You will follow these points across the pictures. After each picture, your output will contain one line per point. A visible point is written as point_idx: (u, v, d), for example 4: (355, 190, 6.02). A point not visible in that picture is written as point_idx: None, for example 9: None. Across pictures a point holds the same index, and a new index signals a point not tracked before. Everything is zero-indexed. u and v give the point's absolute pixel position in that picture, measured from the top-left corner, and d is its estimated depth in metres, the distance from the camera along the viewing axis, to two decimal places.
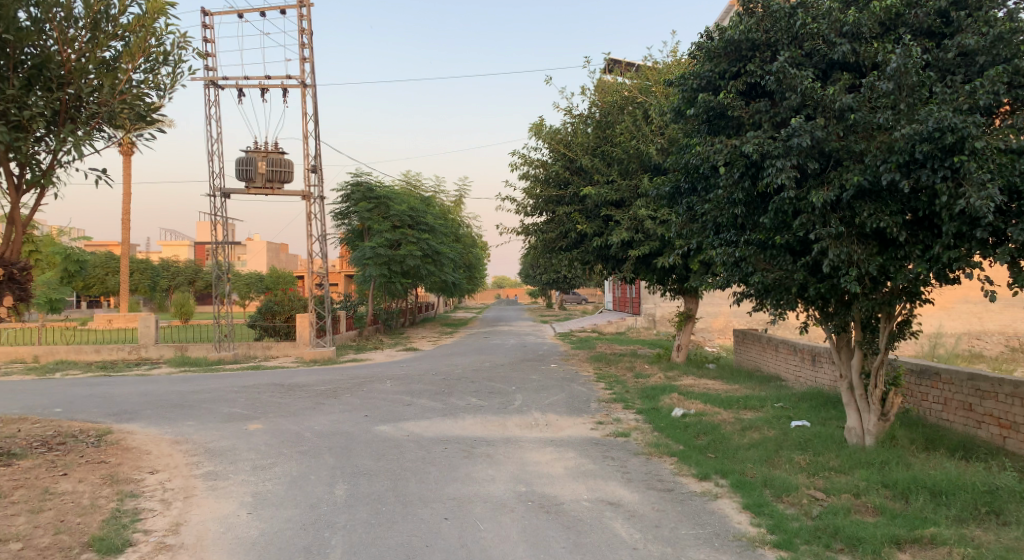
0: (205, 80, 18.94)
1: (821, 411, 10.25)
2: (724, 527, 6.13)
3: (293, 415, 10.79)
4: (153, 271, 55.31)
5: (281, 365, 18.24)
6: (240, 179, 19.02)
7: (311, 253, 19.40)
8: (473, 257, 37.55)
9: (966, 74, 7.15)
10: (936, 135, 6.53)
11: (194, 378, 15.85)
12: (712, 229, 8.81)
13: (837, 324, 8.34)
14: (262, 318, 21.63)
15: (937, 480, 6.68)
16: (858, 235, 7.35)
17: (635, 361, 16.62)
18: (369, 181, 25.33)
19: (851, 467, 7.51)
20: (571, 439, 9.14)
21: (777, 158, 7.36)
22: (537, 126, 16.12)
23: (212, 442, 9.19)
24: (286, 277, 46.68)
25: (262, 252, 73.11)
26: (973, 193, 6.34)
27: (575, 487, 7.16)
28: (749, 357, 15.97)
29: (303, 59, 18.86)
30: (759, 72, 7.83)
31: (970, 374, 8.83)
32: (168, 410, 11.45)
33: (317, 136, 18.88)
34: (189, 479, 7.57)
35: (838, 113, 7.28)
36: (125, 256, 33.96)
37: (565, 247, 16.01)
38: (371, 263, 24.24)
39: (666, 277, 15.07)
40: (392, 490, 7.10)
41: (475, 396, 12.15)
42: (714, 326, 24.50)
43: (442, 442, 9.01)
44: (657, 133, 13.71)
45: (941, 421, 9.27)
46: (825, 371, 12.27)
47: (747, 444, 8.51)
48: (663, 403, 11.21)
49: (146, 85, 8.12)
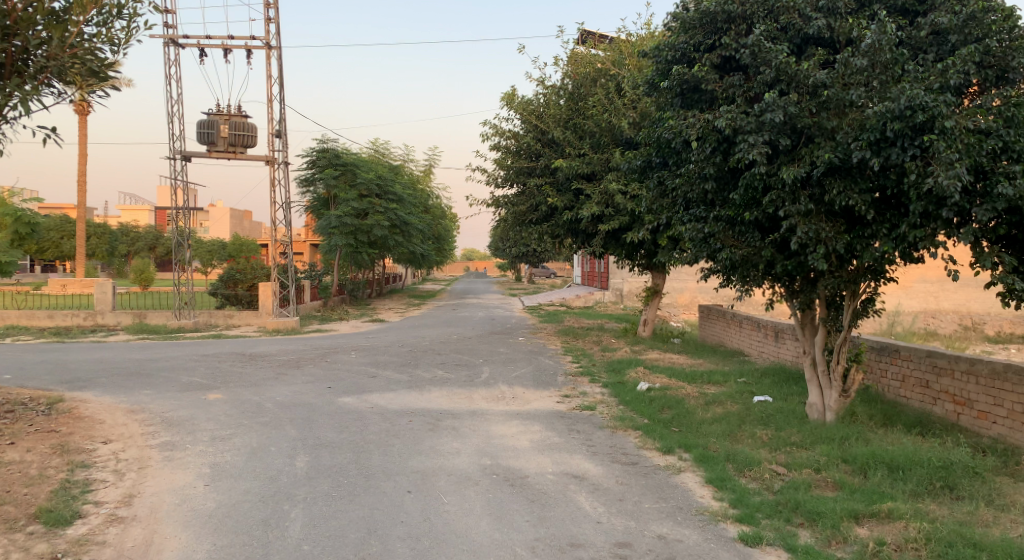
0: (165, 38, 18.33)
1: (784, 387, 10.35)
2: (687, 501, 6.14)
3: (254, 385, 10.59)
4: (111, 236, 54.00)
5: (243, 334, 17.96)
6: (202, 143, 18.52)
7: (274, 221, 19.01)
8: (441, 229, 37.37)
9: (938, 53, 7.17)
10: (907, 113, 6.52)
11: (152, 346, 15.50)
12: (683, 205, 8.77)
13: (802, 301, 8.36)
14: (223, 286, 21.18)
15: (894, 455, 6.75)
16: (827, 213, 7.35)
17: (602, 336, 16.65)
18: (336, 148, 24.82)
19: (812, 442, 7.56)
20: (537, 412, 9.11)
21: (750, 134, 7.30)
22: (509, 96, 15.88)
23: (169, 412, 8.98)
24: (250, 245, 45.99)
25: (226, 219, 71.85)
26: (941, 172, 6.33)
27: (540, 461, 7.11)
28: (714, 333, 16.11)
29: (269, 20, 18.34)
30: (734, 45, 7.75)
31: (928, 351, 8.95)
32: (124, 378, 11.17)
33: (282, 100, 18.44)
34: (144, 449, 7.38)
35: (812, 89, 7.25)
36: (81, 220, 33.05)
37: (535, 220, 15.92)
38: (337, 233, 23.91)
39: (635, 252, 15.08)
40: (354, 462, 6.99)
41: (441, 368, 12.06)
42: (680, 301, 24.68)
43: (407, 414, 8.92)
44: (629, 107, 13.62)
45: (899, 397, 9.42)
46: (788, 348, 12.41)
47: (711, 419, 8.55)
48: (628, 377, 11.24)
49: (99, 39, 7.77)
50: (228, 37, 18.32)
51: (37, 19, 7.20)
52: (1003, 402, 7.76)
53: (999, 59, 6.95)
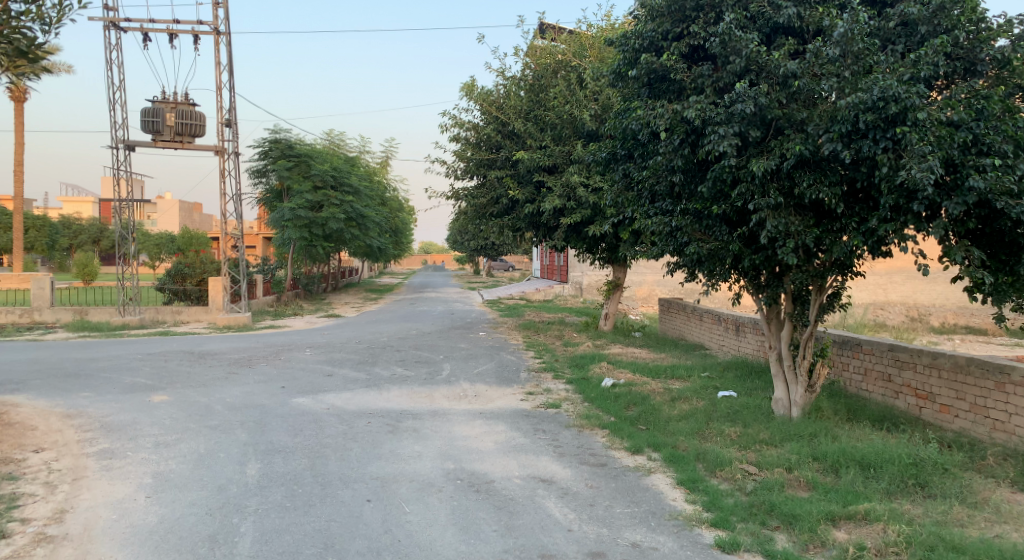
0: (105, 21, 17.54)
1: (748, 382, 10.26)
2: (659, 505, 5.94)
3: (202, 386, 10.11)
4: (51, 229, 51.92)
5: (191, 331, 17.33)
6: (146, 132, 17.80)
7: (224, 213, 18.37)
8: (399, 221, 36.87)
9: (907, 44, 7.07)
10: (880, 104, 6.40)
11: (93, 344, 14.80)
12: (647, 198, 8.55)
13: (768, 296, 8.21)
14: (170, 281, 20.37)
15: (865, 452, 6.63)
16: (796, 206, 7.21)
17: (563, 330, 16.46)
18: (289, 138, 24.14)
19: (781, 440, 7.41)
20: (500, 411, 8.85)
21: (719, 125, 7.11)
22: (468, 87, 15.51)
23: (109, 416, 8.48)
24: (200, 238, 44.74)
25: (174, 211, 69.97)
26: (914, 164, 6.20)
27: (505, 463, 6.85)
28: (674, 326, 16.02)
29: (216, 5, 17.65)
30: (703, 34, 7.57)
31: (890, 344, 8.91)
32: (61, 380, 10.58)
33: (232, 88, 17.79)
34: (79, 459, 6.93)
35: (782, 79, 7.10)
36: (19, 214, 31.54)
37: (496, 213, 15.62)
38: (290, 225, 23.31)
39: (597, 246, 14.90)
40: (310, 469, 6.63)
41: (400, 366, 11.70)
42: (639, 294, 24.68)
43: (365, 415, 8.56)
44: (591, 99, 13.42)
45: (861, 391, 9.38)
46: (749, 341, 12.36)
47: (678, 416, 8.38)
48: (592, 373, 11.05)
49: (27, 17, 7.23)
50: (173, 22, 17.60)
51: None
52: (965, 396, 7.73)
53: (967, 51, 6.87)
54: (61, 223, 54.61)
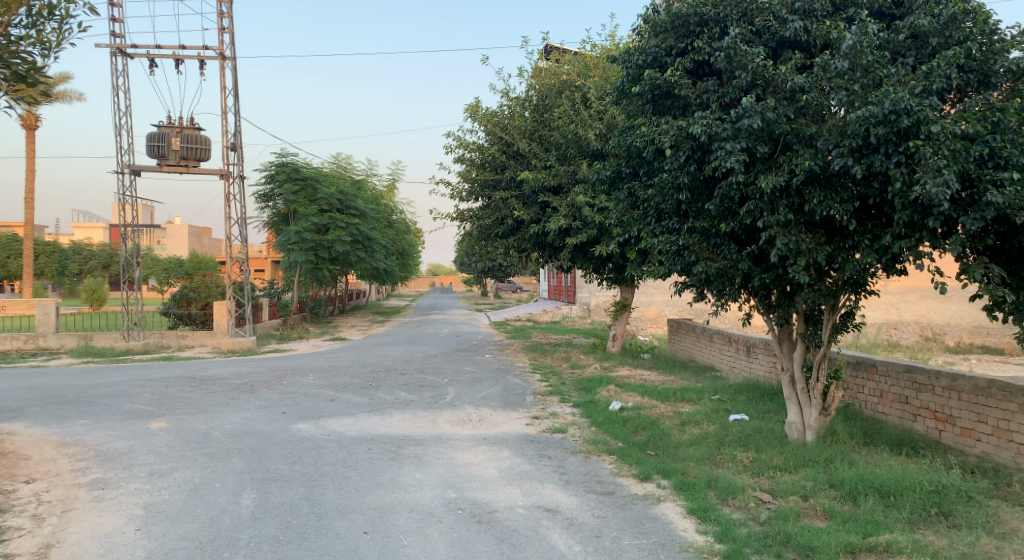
0: (112, 48, 17.61)
1: (760, 404, 9.98)
2: (668, 536, 5.70)
3: (202, 412, 9.91)
4: (61, 254, 52.13)
5: (195, 356, 17.19)
6: (152, 156, 17.76)
7: (229, 237, 18.29)
8: (405, 243, 36.79)
9: (918, 57, 6.89)
10: (891, 117, 6.21)
11: (96, 370, 14.66)
12: (653, 216, 8.36)
13: (780, 316, 7.97)
14: (176, 306, 20.31)
15: (884, 479, 6.36)
16: (806, 224, 7.01)
17: (570, 352, 16.21)
18: (296, 162, 23.99)
19: (795, 466, 7.14)
20: (505, 436, 8.62)
21: (726, 140, 6.94)
22: (473, 108, 15.42)
23: (105, 444, 8.30)
24: (209, 263, 44.81)
25: (184, 235, 70.25)
26: (928, 179, 5.99)
27: (509, 492, 6.60)
28: (683, 348, 15.75)
29: (222, 30, 17.70)
30: (707, 48, 7.42)
31: (906, 366, 8.64)
32: (59, 407, 10.40)
33: (237, 111, 17.77)
34: (71, 489, 6.74)
35: (789, 93, 6.92)
36: (30, 241, 31.53)
37: (501, 234, 15.45)
38: (297, 248, 23.23)
39: (604, 266, 14.68)
40: (306, 499, 6.41)
41: (404, 390, 11.48)
42: (648, 315, 24.43)
43: (366, 442, 8.34)
44: (596, 118, 13.30)
45: (877, 414, 9.09)
46: (761, 363, 12.08)
47: (688, 441, 8.12)
48: (600, 396, 10.80)
49: (26, 42, 7.14)
50: (179, 47, 17.64)
51: None
52: (987, 418, 7.45)
53: (980, 63, 6.65)
54: (71, 249, 54.86)
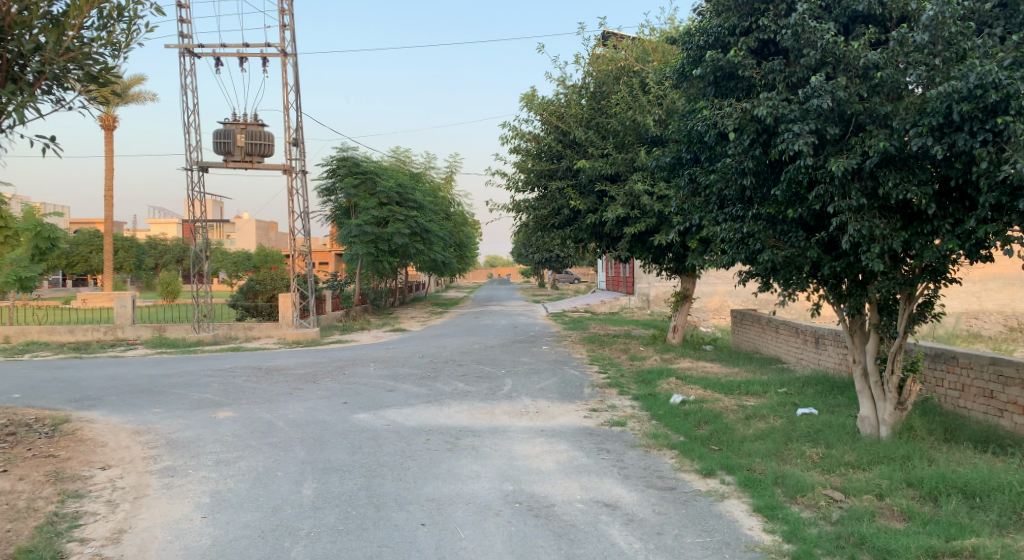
0: (180, 48, 18.06)
1: (830, 398, 9.58)
2: (734, 534, 5.49)
3: (267, 402, 10.07)
4: (138, 250, 54.19)
5: (261, 347, 17.58)
6: (218, 152, 18.14)
7: (292, 230, 18.61)
8: (464, 235, 36.90)
9: (1006, 27, 6.46)
10: (976, 93, 5.84)
11: (168, 361, 15.09)
12: (716, 204, 8.08)
13: (851, 306, 7.61)
14: (243, 298, 20.79)
15: (967, 479, 6.00)
16: (880, 208, 6.66)
17: (630, 343, 15.94)
18: (356, 156, 24.26)
19: (869, 463, 6.82)
20: (563, 428, 8.48)
21: (793, 122, 6.62)
22: (529, 97, 15.26)
23: (175, 432, 8.50)
24: (276, 256, 45.90)
25: (252, 230, 72.16)
26: (1019, 157, 5.62)
27: (567, 486, 6.47)
28: (748, 339, 15.31)
29: (283, 27, 17.94)
30: (773, 27, 7.08)
31: (991, 358, 8.16)
32: (134, 396, 10.72)
33: (299, 107, 18.03)
34: (142, 476, 6.90)
35: (863, 71, 6.59)
36: (108, 237, 32.36)
37: (558, 225, 15.27)
38: (357, 241, 23.47)
39: (663, 255, 14.38)
40: (365, 489, 6.41)
41: (463, 381, 11.44)
42: (710, 305, 23.91)
43: (424, 432, 8.31)
44: (654, 104, 13.02)
45: (958, 409, 8.62)
46: (830, 354, 11.63)
47: (754, 435, 7.84)
48: (660, 388, 10.55)
49: (98, 43, 7.30)
50: (243, 45, 17.96)
51: (31, 22, 6.75)
52: None
53: None
54: (147, 244, 56.97)
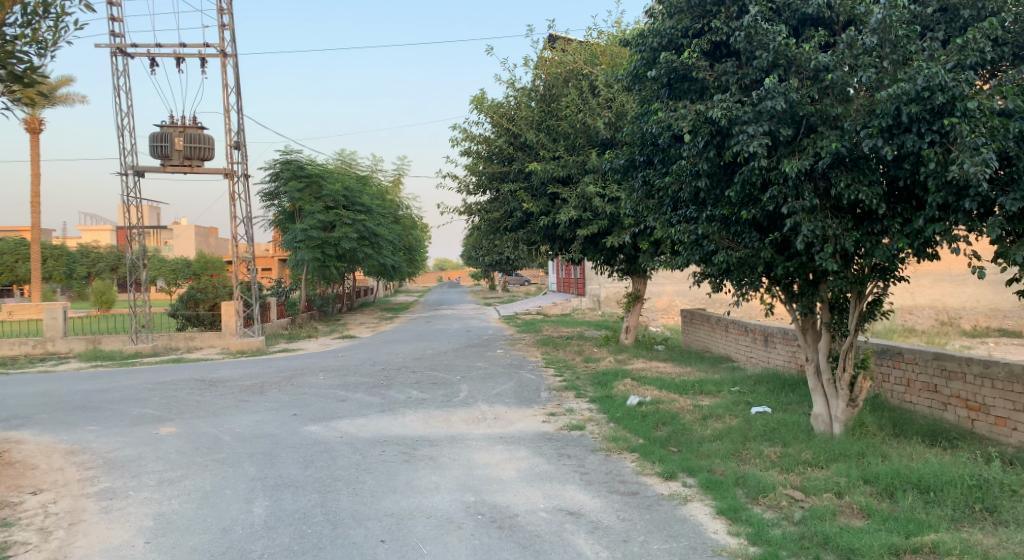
0: (112, 48, 17.39)
1: (782, 396, 9.70)
2: (700, 539, 5.45)
3: (211, 416, 9.69)
4: (69, 258, 52.06)
5: (204, 357, 17.03)
6: (155, 156, 17.54)
7: (235, 236, 18.08)
8: (412, 238, 36.53)
9: (948, 31, 6.58)
10: (924, 95, 5.94)
11: (104, 374, 14.46)
12: (670, 205, 8.08)
13: (804, 305, 7.68)
14: (183, 307, 20.09)
15: (921, 473, 6.09)
16: (832, 208, 6.72)
17: (583, 345, 15.93)
18: (300, 159, 23.75)
19: (826, 460, 6.88)
20: (521, 434, 8.37)
21: (747, 124, 6.65)
22: (478, 99, 15.14)
23: (113, 451, 8.09)
24: (216, 263, 44.68)
25: (190, 236, 70.20)
26: (966, 158, 5.73)
27: (529, 494, 6.36)
28: (698, 338, 15.45)
29: (222, 27, 17.43)
30: (725, 29, 7.12)
31: (935, 353, 8.35)
32: (67, 413, 10.19)
33: (240, 109, 17.53)
34: (78, 500, 6.53)
35: (813, 73, 6.65)
36: (37, 246, 31.02)
37: (510, 227, 15.18)
38: (303, 246, 22.98)
39: (615, 257, 14.43)
40: (320, 506, 6.18)
41: (416, 388, 11.23)
42: (659, 305, 24.14)
43: (379, 444, 8.10)
44: (604, 107, 13.06)
45: (904, 404, 8.80)
46: (779, 352, 11.79)
47: (711, 436, 7.85)
48: (616, 390, 10.53)
49: (21, 40, 6.89)
50: (180, 45, 17.37)
51: None
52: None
53: (1015, 35, 6.34)
54: (80, 252, 54.91)
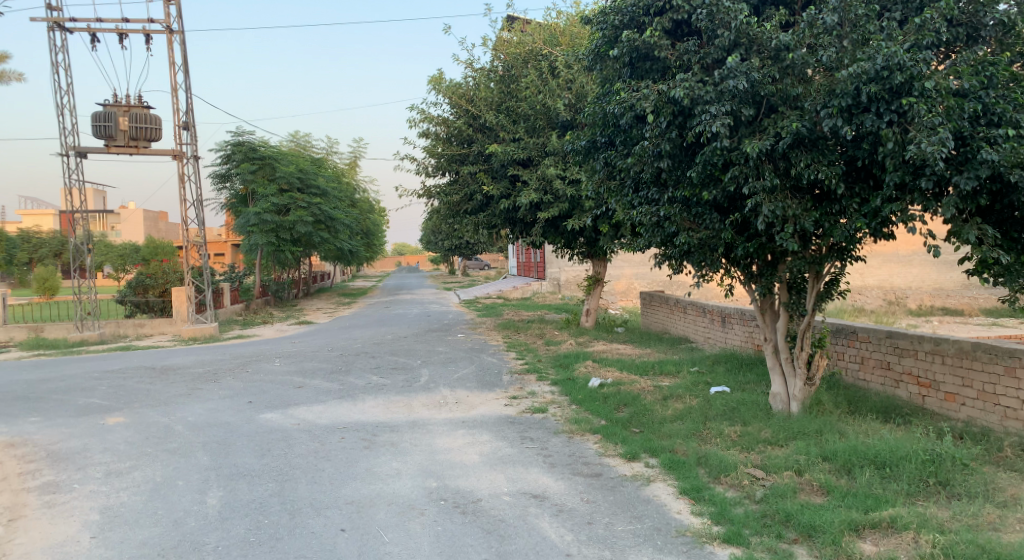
0: (49, 22, 16.68)
1: (741, 375, 9.79)
2: (663, 519, 5.45)
3: (162, 405, 9.40)
4: (9, 243, 50.22)
5: (154, 345, 16.58)
6: (98, 137, 16.90)
7: (185, 220, 17.58)
8: (370, 223, 36.09)
9: (904, 11, 6.61)
10: (883, 74, 5.97)
11: (48, 363, 13.96)
12: (631, 187, 8.03)
13: (762, 286, 7.72)
14: (132, 293, 19.49)
15: (878, 449, 6.16)
16: (792, 189, 6.73)
17: (543, 328, 15.91)
18: (253, 141, 23.18)
19: (785, 438, 6.94)
20: (483, 418, 8.29)
21: (709, 104, 6.62)
22: (436, 79, 14.91)
23: (57, 443, 7.79)
24: (166, 248, 43.51)
25: (139, 221, 68.32)
26: (923, 138, 5.78)
27: (492, 478, 6.29)
28: (657, 320, 15.54)
29: (168, 2, 16.82)
30: (687, 7, 7.09)
31: (888, 331, 8.48)
32: (8, 404, 9.79)
33: (188, 88, 16.99)
34: (19, 495, 6.25)
35: (774, 52, 6.66)
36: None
37: (470, 210, 15.03)
38: (257, 230, 22.50)
39: (575, 240, 14.39)
40: (277, 495, 6.02)
41: (376, 373, 11.07)
42: (618, 288, 24.28)
43: (339, 430, 7.94)
44: (564, 88, 12.97)
45: (858, 381, 8.94)
46: (737, 332, 11.91)
47: (672, 416, 7.87)
48: (578, 372, 10.52)
49: None
50: (123, 21, 16.71)
51: None
52: (972, 382, 7.33)
53: (970, 16, 6.41)
54: (20, 237, 52.95)
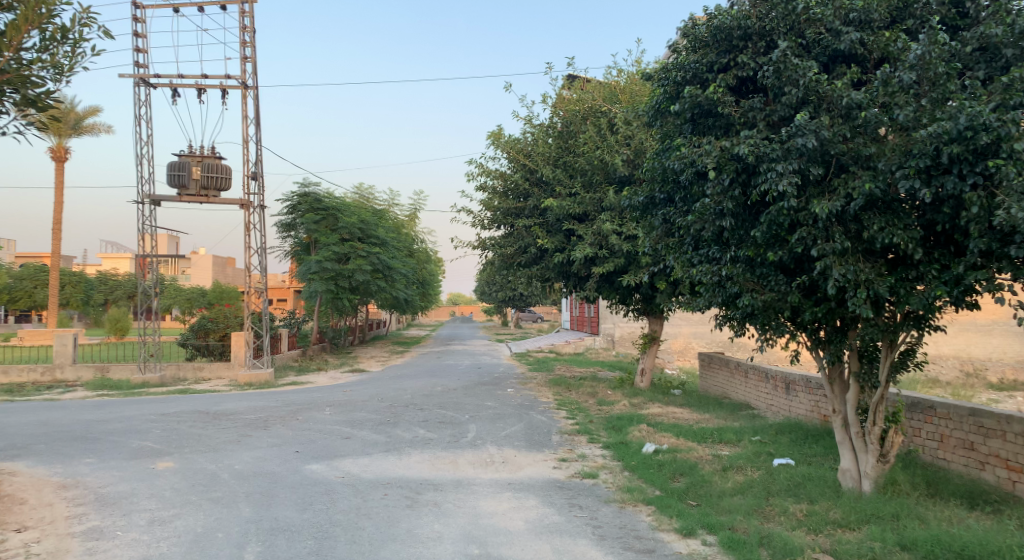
0: (135, 77, 17.49)
1: (806, 447, 9.23)
2: None
3: (211, 451, 9.36)
4: (87, 284, 52.35)
5: (211, 388, 16.76)
6: (172, 186, 17.48)
7: (247, 266, 17.91)
8: (427, 272, 36.41)
9: (988, 71, 6.28)
10: (966, 134, 5.62)
11: (108, 404, 14.20)
12: (690, 245, 7.74)
13: (831, 352, 7.29)
14: (194, 336, 19.83)
15: (965, 541, 5.61)
16: (864, 252, 6.36)
17: (597, 386, 15.51)
18: (317, 192, 23.61)
19: (857, 521, 6.42)
20: (530, 481, 7.97)
21: (775, 162, 6.34)
22: (495, 135, 14.99)
23: (106, 486, 7.78)
24: (231, 291, 44.65)
25: (208, 266, 70.52)
26: (1012, 202, 5.39)
27: (538, 549, 5.95)
28: (716, 383, 14.98)
29: (244, 59, 17.49)
30: (753, 64, 6.91)
31: (971, 409, 7.89)
32: (65, 444, 9.90)
33: (258, 139, 17.50)
34: (63, 539, 6.20)
35: (845, 110, 6.37)
36: (58, 276, 31.13)
37: (524, 263, 14.91)
38: (316, 278, 22.81)
39: (631, 296, 14.06)
40: (315, 554, 5.81)
41: (424, 427, 10.86)
42: (675, 347, 23.71)
43: (383, 486, 7.72)
44: (622, 143, 12.84)
45: (937, 461, 8.32)
46: (802, 401, 11.32)
47: (732, 489, 7.41)
48: (631, 436, 10.11)
49: (38, 64, 6.68)
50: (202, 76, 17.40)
51: None
52: None
53: None
54: (97, 279, 55.18)
